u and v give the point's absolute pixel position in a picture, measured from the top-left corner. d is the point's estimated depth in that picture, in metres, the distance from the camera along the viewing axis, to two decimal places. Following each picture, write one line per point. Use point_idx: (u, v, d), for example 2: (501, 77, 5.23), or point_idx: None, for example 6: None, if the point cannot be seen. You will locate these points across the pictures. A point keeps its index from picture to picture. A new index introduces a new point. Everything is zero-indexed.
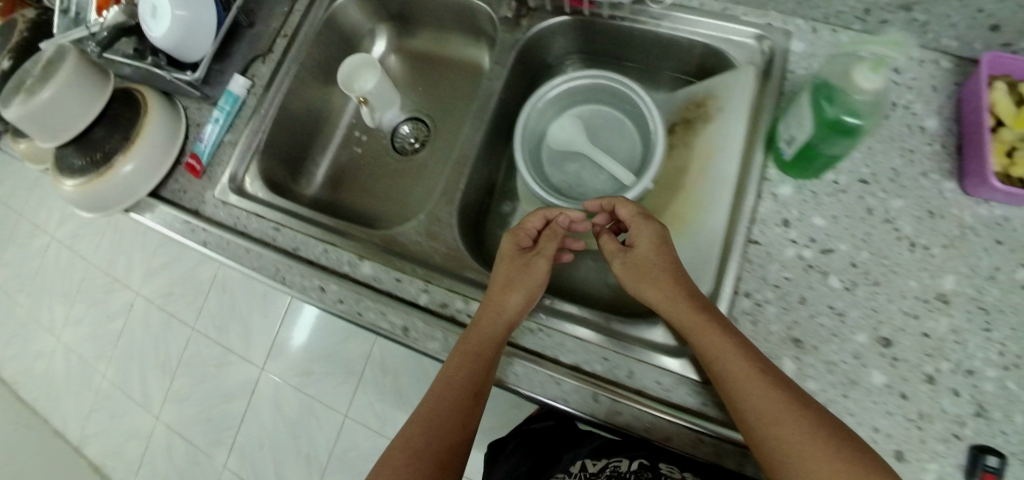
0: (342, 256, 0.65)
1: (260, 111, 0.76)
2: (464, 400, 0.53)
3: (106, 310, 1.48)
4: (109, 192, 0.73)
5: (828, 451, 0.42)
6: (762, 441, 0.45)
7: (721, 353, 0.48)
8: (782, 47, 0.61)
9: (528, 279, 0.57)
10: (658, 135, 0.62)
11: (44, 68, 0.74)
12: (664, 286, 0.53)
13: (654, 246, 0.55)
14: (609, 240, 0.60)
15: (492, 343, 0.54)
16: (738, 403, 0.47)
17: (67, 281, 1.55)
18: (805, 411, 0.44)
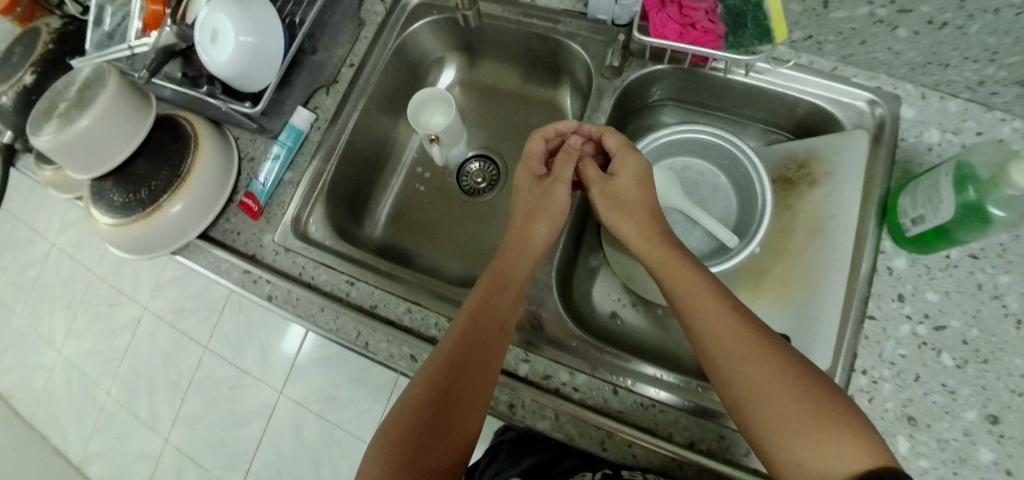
0: (430, 317, 0.61)
1: (324, 148, 0.71)
2: (473, 359, 0.53)
3: (110, 325, 1.38)
4: (157, 234, 0.68)
5: (819, 418, 0.42)
6: (766, 364, 0.47)
7: (709, 302, 0.50)
8: (895, 113, 0.60)
9: (538, 226, 0.60)
10: (761, 198, 0.61)
11: (80, 92, 0.67)
12: (645, 238, 0.56)
13: (639, 190, 0.58)
14: (592, 166, 0.62)
15: (508, 300, 0.57)
16: (720, 361, 0.48)
17: (67, 293, 1.43)
18: (796, 372, 0.45)
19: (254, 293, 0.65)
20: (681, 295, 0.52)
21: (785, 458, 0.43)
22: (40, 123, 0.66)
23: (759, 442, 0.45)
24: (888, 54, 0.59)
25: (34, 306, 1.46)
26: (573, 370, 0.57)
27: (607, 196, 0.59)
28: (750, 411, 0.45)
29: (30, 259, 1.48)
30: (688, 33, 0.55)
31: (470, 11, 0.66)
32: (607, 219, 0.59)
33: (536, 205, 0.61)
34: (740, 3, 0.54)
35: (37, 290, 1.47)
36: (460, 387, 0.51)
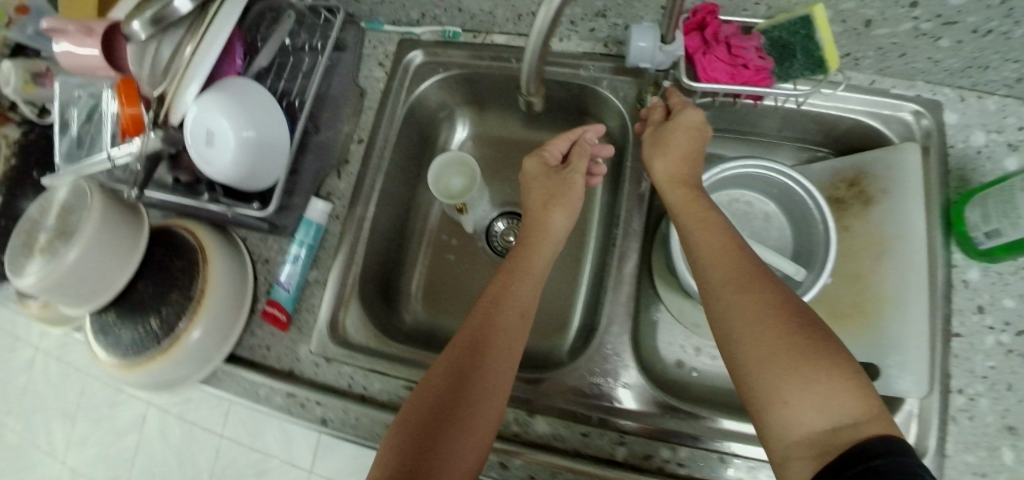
0: (507, 414, 0.58)
1: (345, 240, 0.65)
2: (486, 352, 0.52)
3: (112, 427, 1.21)
4: (180, 366, 0.61)
5: (822, 370, 0.42)
6: (752, 325, 0.47)
7: (721, 253, 0.52)
8: (941, 121, 0.59)
9: (553, 213, 0.62)
10: (823, 226, 0.59)
11: (62, 222, 0.60)
12: (684, 189, 0.57)
13: (692, 145, 0.58)
14: (657, 110, 0.61)
15: (527, 293, 0.57)
16: (726, 308, 0.49)
17: (59, 398, 1.25)
18: (804, 325, 0.45)
19: (304, 419, 0.60)
20: (696, 242, 0.53)
21: (773, 402, 0.43)
22: (23, 262, 0.60)
23: (750, 388, 0.45)
24: (928, 62, 0.57)
25: (24, 417, 1.27)
26: (674, 446, 0.54)
27: (654, 142, 0.60)
28: (748, 357, 0.46)
29: (12, 368, 1.29)
30: (741, 74, 0.51)
31: (536, 95, 0.51)
32: (655, 166, 0.59)
33: (551, 187, 0.63)
34: (787, 35, 0.51)
35: (25, 400, 1.27)
36: (470, 379, 0.50)
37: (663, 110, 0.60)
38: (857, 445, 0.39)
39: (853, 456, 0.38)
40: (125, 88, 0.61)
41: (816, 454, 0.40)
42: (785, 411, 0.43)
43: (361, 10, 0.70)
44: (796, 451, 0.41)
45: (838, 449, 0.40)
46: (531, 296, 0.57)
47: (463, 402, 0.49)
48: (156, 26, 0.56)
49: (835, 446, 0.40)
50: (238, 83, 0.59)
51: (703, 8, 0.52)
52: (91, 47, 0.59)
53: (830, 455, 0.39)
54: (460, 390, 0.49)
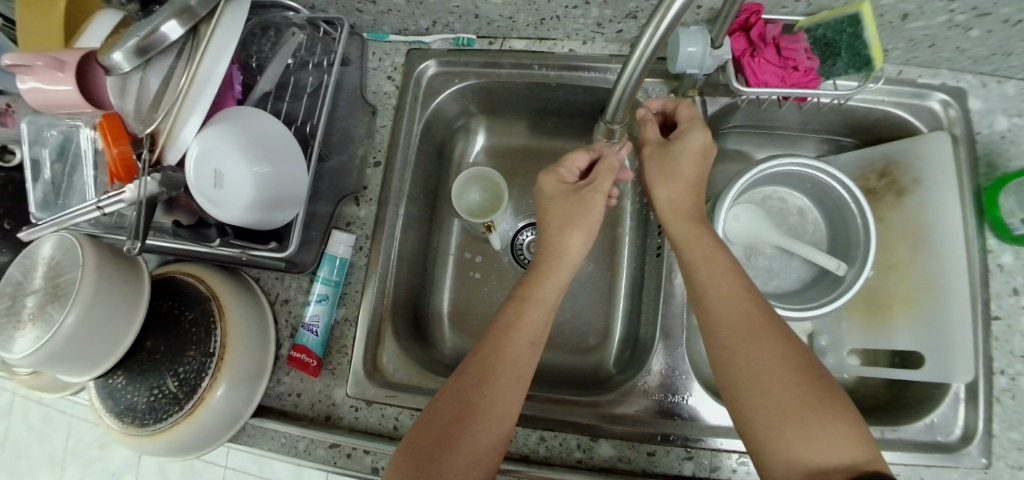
0: (569, 440, 0.56)
1: (377, 268, 0.63)
2: (499, 381, 0.49)
3: (106, 468, 1.09)
4: (207, 428, 0.56)
5: (826, 420, 0.44)
6: (754, 361, 0.47)
7: (722, 288, 0.51)
8: (966, 110, 0.61)
9: (566, 235, 0.57)
10: (860, 221, 0.60)
11: (51, 283, 0.51)
12: (677, 216, 0.55)
13: (698, 171, 0.56)
14: (650, 126, 0.58)
15: (544, 313, 0.54)
16: (728, 351, 0.48)
17: (46, 444, 1.13)
18: (807, 371, 0.46)
19: (352, 469, 0.58)
20: (696, 275, 0.52)
21: (777, 441, 0.44)
22: (8, 333, 0.51)
23: (752, 425, 0.46)
24: (955, 52, 0.58)
25: (7, 466, 1.14)
26: (742, 455, 0.54)
27: (657, 165, 0.57)
28: (753, 390, 0.46)
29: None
30: (791, 76, 0.54)
31: (620, 125, 0.52)
32: (658, 190, 0.56)
33: (568, 208, 0.58)
34: (832, 33, 0.52)
35: (9, 448, 1.14)
36: (481, 412, 0.48)
37: (656, 125, 0.58)
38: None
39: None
40: (108, 125, 0.52)
41: None
42: (788, 455, 0.43)
43: (362, 20, 0.68)
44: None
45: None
46: (551, 314, 0.54)
47: (468, 444, 0.46)
48: (142, 56, 0.49)
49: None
50: (242, 113, 0.55)
51: (746, 8, 0.54)
52: (63, 83, 0.53)
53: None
54: (471, 422, 0.47)
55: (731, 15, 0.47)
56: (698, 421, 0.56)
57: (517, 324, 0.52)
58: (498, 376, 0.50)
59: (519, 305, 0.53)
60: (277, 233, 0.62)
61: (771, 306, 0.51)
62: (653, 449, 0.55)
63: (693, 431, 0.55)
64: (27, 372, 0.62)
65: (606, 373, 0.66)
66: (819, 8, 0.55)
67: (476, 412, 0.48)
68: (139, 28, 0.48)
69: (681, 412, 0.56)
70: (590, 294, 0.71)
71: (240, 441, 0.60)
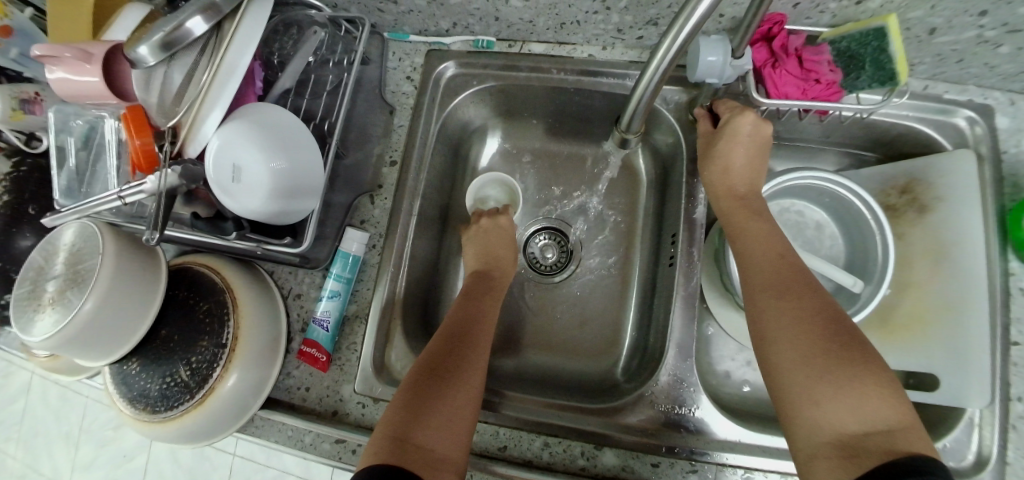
0: (573, 447, 0.56)
1: (389, 267, 0.64)
2: (462, 378, 0.51)
3: (119, 450, 1.11)
4: (216, 418, 0.57)
5: (861, 381, 0.42)
6: (782, 327, 0.47)
7: (766, 259, 0.51)
8: (993, 128, 0.59)
9: (496, 267, 0.66)
10: (879, 238, 0.58)
11: (73, 268, 0.53)
12: (730, 200, 0.56)
13: (748, 157, 0.56)
14: (705, 119, 0.59)
15: (485, 323, 0.58)
16: (767, 312, 0.48)
17: (62, 423, 1.15)
18: (846, 335, 0.45)
19: (356, 465, 0.58)
20: (744, 249, 0.53)
21: (803, 401, 0.43)
22: (29, 316, 0.52)
23: (781, 387, 0.45)
24: (984, 68, 0.57)
25: (26, 442, 1.17)
26: (748, 471, 0.54)
27: (706, 153, 0.58)
28: (782, 350, 0.46)
29: (9, 393, 1.19)
30: (812, 89, 0.54)
31: (636, 134, 0.52)
32: (711, 177, 0.57)
33: (501, 243, 0.68)
34: (856, 46, 0.51)
35: (24, 426, 1.17)
36: (453, 392, 0.49)
37: (710, 119, 0.59)
38: (891, 455, 0.39)
39: (887, 465, 0.38)
40: (132, 115, 0.54)
41: (842, 455, 0.40)
42: (818, 414, 0.42)
43: (384, 19, 0.68)
44: (822, 450, 0.42)
45: (871, 454, 0.40)
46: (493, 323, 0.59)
47: (442, 405, 0.48)
48: (167, 51, 0.50)
49: (869, 452, 0.40)
50: (262, 109, 0.56)
51: (769, 18, 0.53)
52: (90, 74, 0.54)
53: (863, 461, 0.39)
54: (435, 404, 0.48)
55: (753, 25, 0.46)
56: (704, 434, 0.56)
57: (469, 327, 0.56)
58: (463, 371, 0.52)
59: (466, 314, 0.58)
60: (292, 229, 0.62)
61: (815, 278, 0.50)
62: (658, 459, 0.55)
63: (700, 445, 0.55)
64: (45, 355, 0.64)
65: (612, 380, 0.66)
66: (844, 20, 0.54)
67: (437, 399, 0.49)
68: (165, 23, 0.49)
69: (688, 425, 0.56)
70: (600, 300, 0.71)
71: (248, 432, 0.61)
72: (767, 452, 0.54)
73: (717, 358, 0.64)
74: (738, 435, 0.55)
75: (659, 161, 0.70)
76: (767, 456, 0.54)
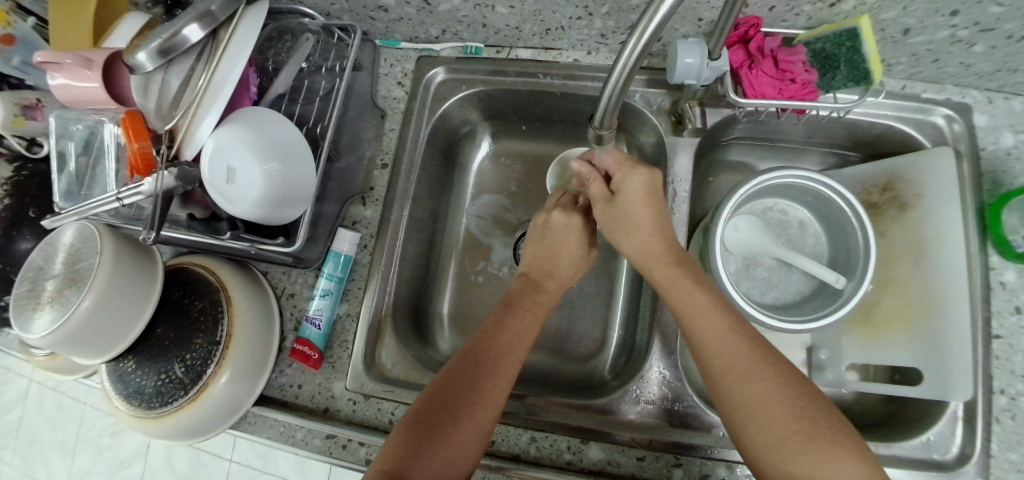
0: (560, 442, 0.57)
1: (380, 267, 0.65)
2: (473, 406, 0.50)
3: (116, 456, 1.12)
4: (209, 415, 0.58)
5: (835, 458, 0.43)
6: (743, 393, 0.47)
7: (722, 340, 0.49)
8: (971, 125, 0.60)
9: (549, 279, 0.61)
10: (860, 235, 0.59)
11: (72, 267, 0.54)
12: (651, 262, 0.55)
13: (653, 216, 0.56)
14: (598, 180, 0.59)
15: (518, 342, 0.55)
16: (736, 401, 0.47)
17: (60, 430, 1.16)
18: (810, 410, 0.45)
19: (347, 461, 0.59)
20: (695, 334, 0.50)
21: (772, 461, 0.44)
22: (28, 314, 0.54)
23: (749, 445, 0.46)
24: (960, 67, 0.58)
25: (24, 450, 1.18)
26: (732, 464, 0.54)
27: (607, 219, 0.58)
28: (746, 415, 0.46)
29: (9, 400, 1.20)
30: (789, 88, 0.55)
31: (608, 131, 0.50)
32: (623, 239, 0.57)
33: (566, 241, 0.62)
34: (831, 46, 0.53)
35: (24, 433, 1.19)
36: (453, 435, 0.48)
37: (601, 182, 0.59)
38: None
39: None
40: (129, 121, 0.55)
41: None
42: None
43: (375, 27, 0.70)
44: None
45: None
46: (527, 343, 0.56)
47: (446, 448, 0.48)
48: (164, 57, 0.52)
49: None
50: (257, 114, 0.58)
51: (745, 21, 0.55)
52: (90, 80, 0.57)
53: None
54: (435, 449, 0.47)
55: (727, 28, 0.48)
56: (689, 428, 0.56)
57: (489, 346, 0.54)
58: (476, 401, 0.50)
59: (490, 331, 0.56)
60: (285, 229, 0.64)
61: (767, 344, 0.49)
62: (644, 452, 0.55)
63: (685, 438, 0.55)
64: (44, 355, 0.66)
65: (600, 377, 0.67)
66: (819, 22, 0.56)
67: (442, 436, 0.48)
68: (162, 30, 0.51)
69: (672, 418, 0.57)
70: (589, 300, 0.72)
71: (241, 428, 0.62)
72: None
73: None
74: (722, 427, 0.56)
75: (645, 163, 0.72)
76: None
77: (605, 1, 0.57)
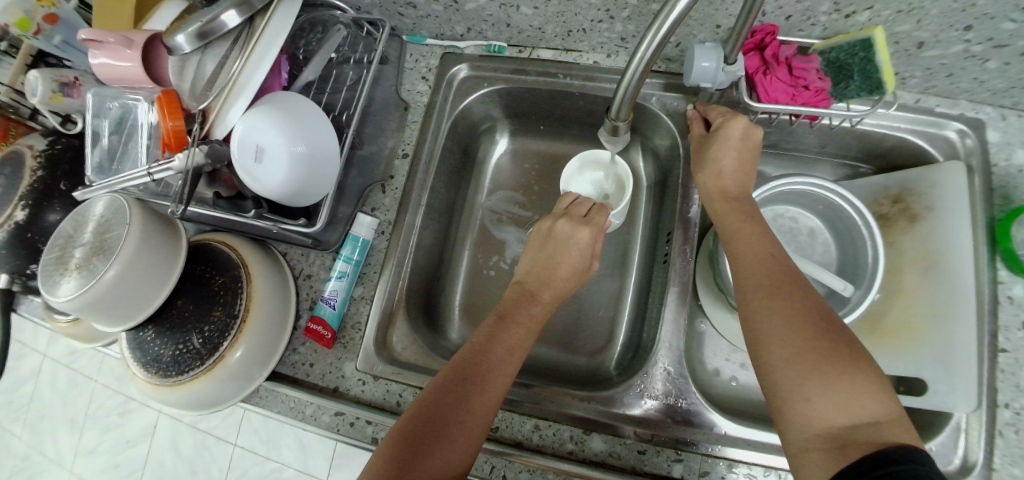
0: (563, 431, 0.58)
1: (395, 252, 0.67)
2: (461, 420, 0.48)
3: (122, 435, 1.14)
4: (222, 385, 0.60)
5: (847, 373, 0.43)
6: (771, 327, 0.47)
7: (755, 267, 0.51)
8: (984, 142, 0.61)
9: (545, 289, 0.59)
10: (870, 245, 0.60)
11: (99, 237, 0.56)
12: (723, 203, 0.56)
13: (739, 161, 0.56)
14: (698, 123, 0.60)
15: (511, 354, 0.54)
16: (758, 304, 0.48)
17: (69, 406, 1.18)
18: (833, 330, 0.45)
19: (353, 438, 0.61)
20: (733, 246, 0.53)
21: (795, 396, 0.43)
22: (55, 278, 0.56)
23: (771, 382, 0.45)
24: (974, 83, 0.59)
25: (33, 424, 1.21)
26: (731, 463, 0.55)
27: (699, 155, 0.59)
28: (773, 347, 0.46)
29: (22, 375, 1.23)
30: (801, 95, 0.56)
31: (624, 122, 0.51)
32: (703, 178, 0.58)
33: (564, 253, 0.60)
34: (845, 56, 0.54)
35: (36, 407, 1.21)
36: (475, 389, 0.50)
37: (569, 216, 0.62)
38: (877, 446, 0.39)
39: (872, 455, 0.39)
40: (167, 100, 0.57)
41: (832, 448, 0.41)
42: (812, 416, 0.42)
43: (403, 23, 0.73)
44: (812, 444, 0.42)
45: (858, 447, 0.40)
46: (519, 355, 0.54)
47: (463, 403, 0.49)
48: (202, 40, 0.54)
49: (855, 444, 0.40)
50: (286, 98, 0.60)
51: (761, 29, 0.56)
52: (128, 59, 0.60)
53: (850, 453, 0.40)
54: (460, 402, 0.49)
55: (743, 34, 0.49)
56: (691, 424, 0.57)
57: (480, 362, 0.52)
58: (464, 416, 0.49)
59: (484, 345, 0.54)
60: (306, 212, 0.66)
61: (805, 276, 0.50)
62: (645, 445, 0.56)
63: (686, 434, 0.56)
64: (66, 322, 0.71)
65: (605, 373, 0.68)
66: (835, 33, 0.57)
67: (429, 452, 0.46)
68: (201, 15, 0.53)
69: (674, 414, 0.57)
70: (597, 297, 0.73)
71: (253, 402, 0.64)
72: (752, 442, 0.56)
73: (708, 355, 0.66)
74: (723, 425, 0.57)
75: (659, 165, 0.73)
76: (751, 446, 0.55)
77: (626, 5, 0.59)
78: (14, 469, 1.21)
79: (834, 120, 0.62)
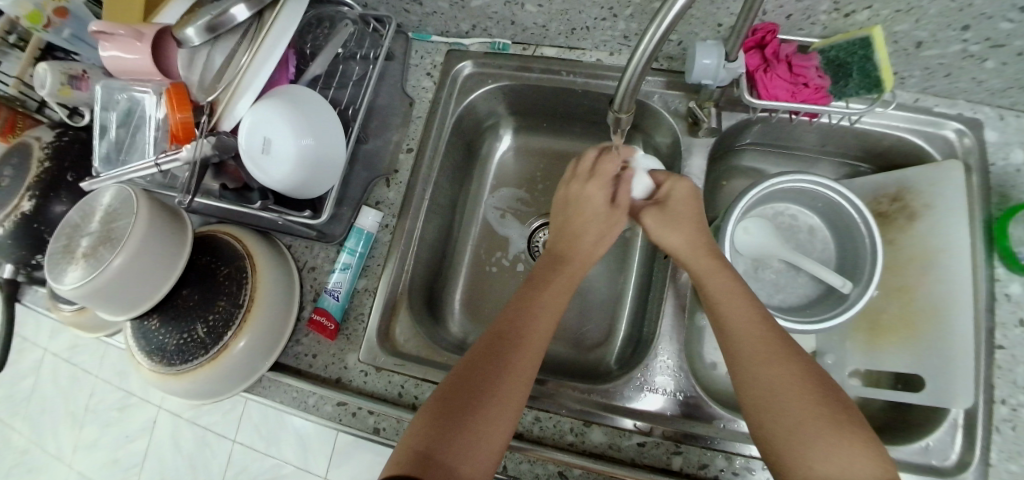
0: (563, 423, 0.58)
1: (397, 245, 0.68)
2: (498, 395, 0.49)
3: (122, 430, 1.14)
4: (226, 376, 0.61)
5: (843, 438, 0.43)
6: (751, 366, 0.49)
7: (728, 299, 0.53)
8: (981, 142, 0.62)
9: (575, 253, 0.61)
10: (871, 241, 0.60)
11: (106, 226, 0.57)
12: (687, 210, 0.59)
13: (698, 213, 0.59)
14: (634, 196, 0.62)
15: (545, 317, 0.55)
16: (747, 356, 0.50)
17: (69, 401, 1.19)
18: (808, 367, 0.48)
19: (355, 428, 0.61)
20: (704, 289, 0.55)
21: (794, 438, 0.44)
22: (62, 267, 0.56)
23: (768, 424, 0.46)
24: (972, 83, 0.60)
25: (33, 418, 1.21)
26: (730, 456, 0.55)
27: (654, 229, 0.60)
28: (761, 380, 0.48)
29: (22, 369, 1.23)
30: (800, 92, 0.57)
31: (626, 115, 0.50)
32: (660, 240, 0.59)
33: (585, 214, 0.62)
34: (844, 54, 0.55)
35: (36, 402, 1.22)
36: (514, 360, 0.51)
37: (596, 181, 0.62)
38: None
39: None
40: (175, 92, 0.58)
41: None
42: (815, 461, 0.43)
43: (409, 20, 0.74)
44: None
45: None
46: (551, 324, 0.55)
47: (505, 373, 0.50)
48: (212, 33, 0.55)
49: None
50: (294, 92, 0.60)
51: (762, 27, 0.57)
52: (138, 51, 0.60)
53: None
54: (501, 368, 0.50)
55: (743, 31, 0.50)
56: (691, 418, 0.57)
57: (519, 330, 0.53)
58: (505, 382, 0.49)
59: (524, 307, 0.55)
60: (311, 204, 0.67)
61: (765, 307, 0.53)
62: (645, 437, 0.56)
63: (687, 427, 0.56)
64: (71, 311, 0.72)
65: (606, 368, 0.68)
66: (835, 32, 0.58)
67: (464, 430, 0.46)
68: (211, 9, 0.54)
69: (675, 407, 0.58)
70: (597, 294, 0.74)
71: (255, 392, 0.65)
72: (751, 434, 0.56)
73: (707, 349, 0.66)
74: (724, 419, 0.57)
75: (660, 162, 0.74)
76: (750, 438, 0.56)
77: (629, 3, 0.60)
78: (14, 463, 1.22)
79: (832, 118, 0.62)
